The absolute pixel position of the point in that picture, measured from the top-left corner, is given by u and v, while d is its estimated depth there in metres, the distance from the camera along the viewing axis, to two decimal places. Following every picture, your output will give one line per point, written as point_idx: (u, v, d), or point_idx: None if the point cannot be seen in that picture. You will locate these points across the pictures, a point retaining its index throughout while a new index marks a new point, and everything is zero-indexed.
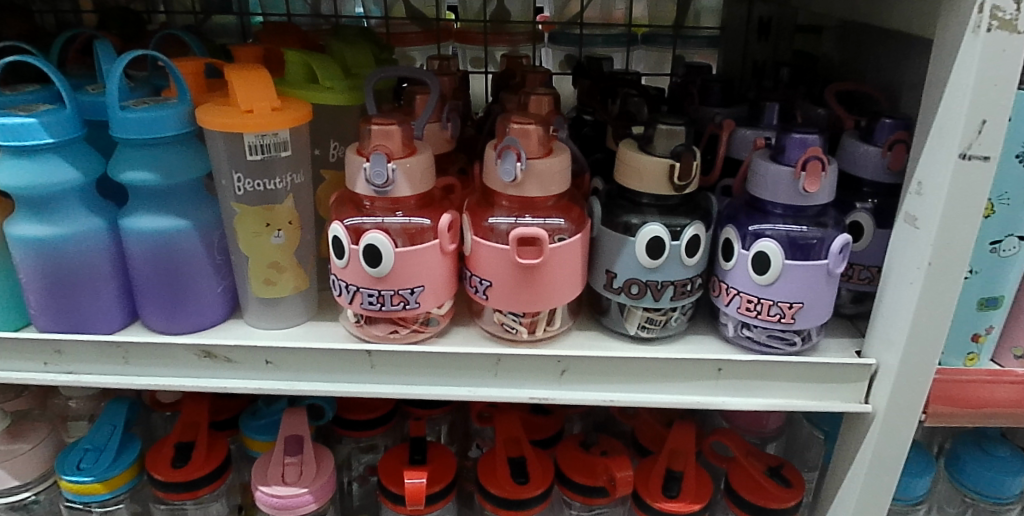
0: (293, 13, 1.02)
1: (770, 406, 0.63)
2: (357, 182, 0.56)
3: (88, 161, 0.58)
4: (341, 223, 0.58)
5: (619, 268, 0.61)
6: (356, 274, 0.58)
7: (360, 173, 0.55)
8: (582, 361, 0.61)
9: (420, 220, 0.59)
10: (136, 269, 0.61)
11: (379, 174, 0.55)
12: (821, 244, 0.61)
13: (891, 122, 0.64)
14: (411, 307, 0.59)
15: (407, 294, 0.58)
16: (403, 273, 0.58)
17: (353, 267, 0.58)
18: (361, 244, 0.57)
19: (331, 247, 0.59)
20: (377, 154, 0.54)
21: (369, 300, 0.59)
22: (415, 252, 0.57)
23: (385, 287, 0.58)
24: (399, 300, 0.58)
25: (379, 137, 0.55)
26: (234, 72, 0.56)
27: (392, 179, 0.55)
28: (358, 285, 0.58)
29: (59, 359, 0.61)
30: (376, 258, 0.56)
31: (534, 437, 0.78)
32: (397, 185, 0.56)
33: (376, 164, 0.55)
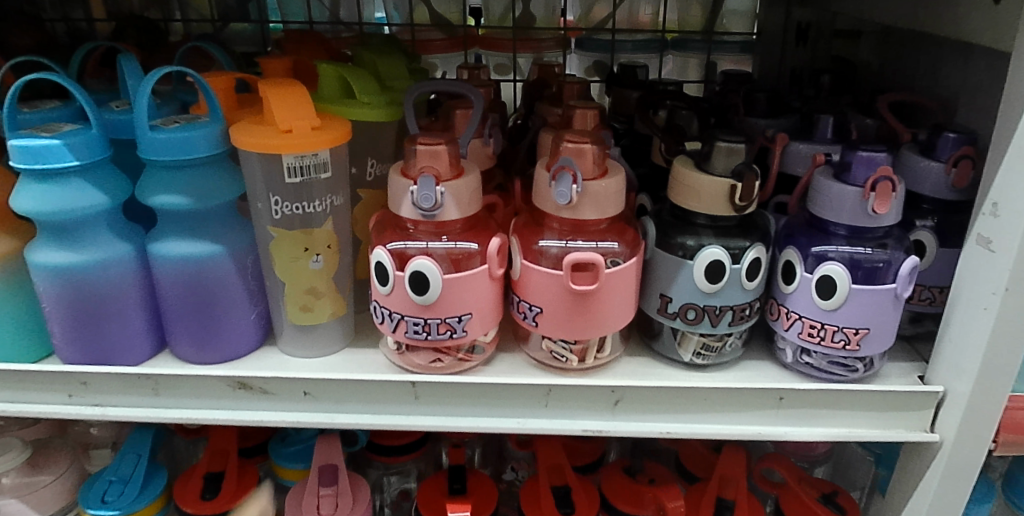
0: (313, 20, 0.99)
1: (832, 436, 0.60)
2: (402, 206, 0.53)
3: (115, 184, 0.55)
4: (385, 247, 0.55)
5: (674, 292, 0.59)
6: (401, 301, 0.55)
7: (406, 196, 0.52)
8: (636, 391, 0.58)
9: (467, 244, 0.56)
10: (166, 297, 0.58)
11: (427, 197, 0.52)
12: (888, 267, 0.58)
13: (955, 137, 0.61)
14: (459, 336, 0.56)
15: (455, 322, 0.55)
16: (450, 301, 0.54)
17: (398, 294, 0.55)
18: (407, 271, 0.53)
19: (375, 273, 0.56)
20: (425, 177, 0.51)
21: (414, 330, 0.55)
22: (464, 279, 0.54)
23: (432, 315, 0.55)
24: (446, 329, 0.55)
25: (427, 158, 0.52)
26: (272, 90, 0.53)
27: (440, 203, 0.52)
28: (403, 313, 0.55)
29: (84, 391, 0.58)
30: (423, 285, 0.53)
31: (575, 463, 0.75)
32: (446, 209, 0.53)
33: (424, 187, 0.51)
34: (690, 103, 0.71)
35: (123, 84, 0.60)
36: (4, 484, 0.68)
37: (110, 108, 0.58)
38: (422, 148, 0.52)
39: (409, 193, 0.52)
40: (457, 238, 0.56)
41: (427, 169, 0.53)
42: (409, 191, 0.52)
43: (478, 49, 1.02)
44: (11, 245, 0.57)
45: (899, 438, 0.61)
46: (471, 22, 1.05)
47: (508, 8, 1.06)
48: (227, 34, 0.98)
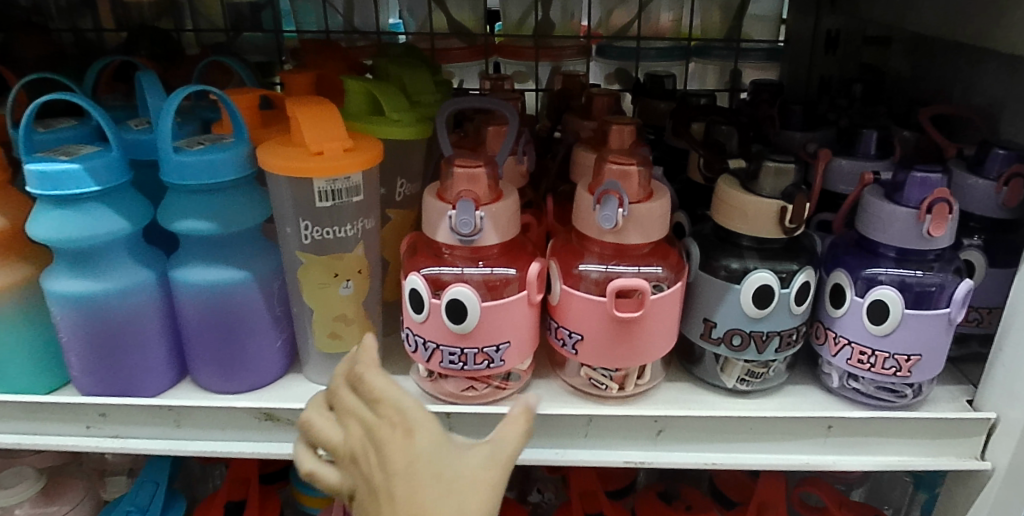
0: (329, 28, 0.96)
1: (883, 466, 0.58)
2: (438, 230, 0.51)
3: (135, 208, 0.53)
4: (418, 273, 0.52)
5: (719, 317, 0.56)
6: (436, 330, 0.52)
7: (444, 221, 0.50)
8: (679, 421, 0.56)
9: (505, 269, 0.53)
10: (188, 325, 0.56)
11: (466, 222, 0.49)
12: (941, 291, 0.55)
13: (1006, 153, 0.58)
14: (496, 366, 0.54)
15: (493, 352, 0.53)
16: (488, 330, 0.52)
17: (433, 321, 0.52)
18: (444, 298, 0.51)
19: (407, 300, 0.53)
20: (464, 201, 0.49)
21: (449, 359, 0.53)
22: (503, 306, 0.52)
23: (468, 345, 0.52)
24: (483, 358, 0.53)
25: (465, 181, 0.50)
26: (302, 109, 0.50)
27: (480, 227, 0.50)
28: (438, 342, 0.53)
29: (102, 423, 0.56)
30: (460, 313, 0.51)
31: (607, 488, 0.73)
32: (485, 234, 0.50)
33: (463, 212, 0.49)
34: (727, 116, 0.68)
35: (141, 102, 0.58)
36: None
37: (129, 127, 0.56)
38: (460, 170, 0.50)
39: (447, 217, 0.50)
40: (495, 263, 0.54)
41: (465, 192, 0.50)
42: (446, 216, 0.50)
43: (497, 58, 1.00)
44: (25, 273, 0.55)
45: (951, 466, 0.58)
46: (488, 29, 1.01)
47: (527, 13, 1.03)
48: (240, 43, 0.95)
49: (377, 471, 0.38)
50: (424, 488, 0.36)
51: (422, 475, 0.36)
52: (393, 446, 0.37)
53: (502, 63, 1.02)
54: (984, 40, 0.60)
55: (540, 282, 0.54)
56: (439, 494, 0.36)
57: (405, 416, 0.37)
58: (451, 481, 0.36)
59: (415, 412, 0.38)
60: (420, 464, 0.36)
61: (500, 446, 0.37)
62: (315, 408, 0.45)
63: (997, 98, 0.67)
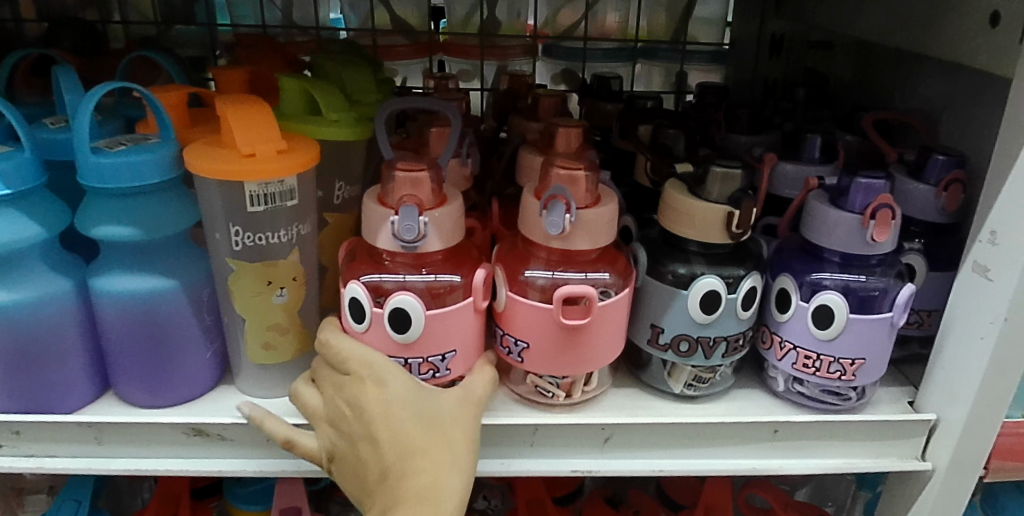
0: (266, 23, 0.93)
1: (827, 468, 0.58)
2: (379, 236, 0.49)
3: (50, 212, 0.49)
4: (359, 281, 0.50)
5: (667, 323, 0.56)
6: (379, 341, 0.50)
7: (386, 227, 0.48)
8: (627, 428, 0.55)
9: (450, 277, 0.51)
10: (110, 337, 0.52)
11: (410, 228, 0.47)
12: (884, 295, 0.56)
13: (946, 159, 0.59)
14: (441, 376, 0.52)
15: (438, 362, 0.51)
16: (432, 340, 0.50)
17: (374, 331, 0.50)
18: (387, 307, 0.49)
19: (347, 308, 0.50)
20: (408, 206, 0.47)
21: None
22: (449, 314, 0.50)
23: (412, 355, 0.50)
24: (428, 368, 0.51)
25: (408, 185, 0.48)
26: (232, 109, 0.47)
27: (423, 233, 0.48)
28: (380, 353, 0.50)
29: (16, 441, 0.51)
30: (404, 322, 0.49)
31: (554, 494, 0.73)
32: (428, 240, 0.48)
33: (407, 217, 0.47)
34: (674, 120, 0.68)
35: (57, 98, 0.54)
36: None
37: (43, 126, 0.52)
38: (402, 174, 0.48)
39: (389, 223, 0.48)
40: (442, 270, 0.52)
41: (407, 197, 0.48)
42: (389, 222, 0.48)
43: (442, 56, 0.98)
44: None
45: (891, 467, 0.59)
46: (432, 27, 0.99)
47: (471, 11, 1.01)
48: (170, 37, 0.91)
49: (356, 421, 0.47)
50: (406, 422, 0.46)
51: (399, 411, 0.46)
52: (369, 395, 0.47)
53: (448, 61, 1.00)
54: (924, 48, 0.61)
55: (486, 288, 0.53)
56: (419, 426, 0.47)
57: (378, 368, 0.47)
58: (428, 412, 0.47)
59: (386, 365, 0.48)
60: (395, 405, 0.46)
61: (468, 391, 0.50)
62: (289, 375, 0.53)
63: (935, 104, 0.68)
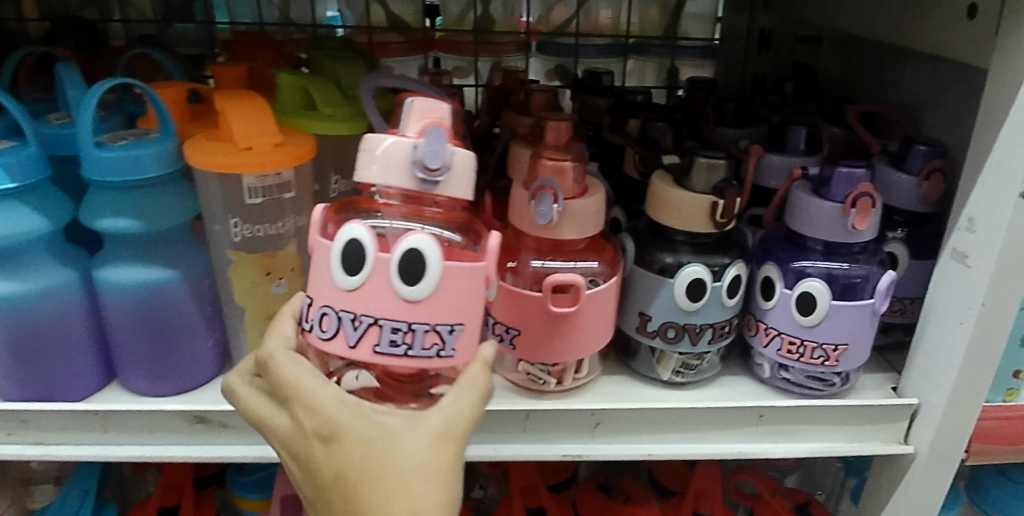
0: (263, 21, 0.95)
1: (812, 452, 0.60)
2: (388, 170, 0.40)
3: (55, 206, 0.50)
4: (362, 223, 0.41)
5: (654, 311, 0.57)
6: (378, 299, 0.40)
7: (407, 152, 0.40)
8: (617, 413, 0.57)
9: (451, 234, 0.44)
10: (113, 327, 0.54)
11: (436, 154, 0.40)
12: (866, 282, 0.57)
13: (927, 150, 0.60)
14: (446, 356, 0.42)
15: (447, 334, 0.41)
16: (446, 300, 0.41)
17: (374, 285, 0.40)
18: (397, 251, 0.40)
19: (340, 256, 0.41)
20: (436, 127, 0.40)
21: (391, 341, 0.40)
22: (465, 271, 0.42)
23: (418, 319, 0.41)
24: (434, 341, 0.41)
25: (426, 111, 0.42)
26: (230, 103, 0.49)
27: (448, 166, 0.41)
28: (377, 316, 0.40)
29: (24, 429, 0.53)
30: (418, 270, 0.40)
31: (549, 481, 0.74)
32: (451, 177, 0.41)
33: (434, 141, 0.40)
34: (662, 114, 0.69)
35: (59, 94, 0.55)
36: None
37: (47, 121, 0.53)
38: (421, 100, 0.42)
39: (409, 151, 0.40)
40: (446, 225, 0.44)
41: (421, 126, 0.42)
42: (408, 149, 0.40)
43: (437, 53, 1.00)
44: None
45: (875, 451, 0.61)
46: (428, 24, 1.01)
47: (467, 9, 1.03)
48: (170, 35, 0.93)
49: (310, 481, 0.40)
50: (362, 488, 0.38)
51: (352, 477, 0.38)
52: (317, 455, 0.39)
53: (443, 58, 1.01)
54: (906, 42, 0.62)
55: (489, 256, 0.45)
56: (380, 490, 0.38)
57: (326, 419, 0.38)
58: (389, 472, 0.38)
59: (339, 410, 0.38)
60: (346, 470, 0.38)
61: (449, 425, 0.40)
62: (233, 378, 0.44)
63: (919, 97, 0.70)
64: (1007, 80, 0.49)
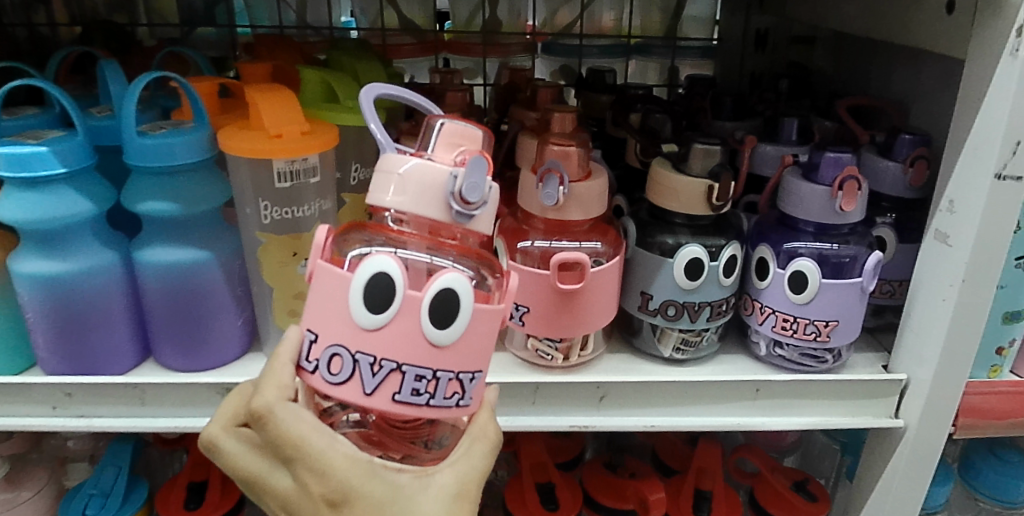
0: (282, 25, 1.00)
1: (806, 425, 0.63)
2: (420, 199, 0.38)
3: (99, 191, 0.54)
4: (392, 254, 0.38)
5: (655, 290, 0.61)
6: (403, 340, 0.37)
7: (447, 183, 0.37)
8: (621, 387, 0.60)
9: (468, 269, 0.41)
10: (151, 305, 0.58)
11: (476, 187, 0.38)
12: (854, 262, 0.62)
13: (911, 138, 0.64)
14: (463, 404, 0.40)
15: (468, 383, 0.40)
16: (471, 346, 0.39)
17: (399, 326, 0.37)
18: (429, 288, 0.37)
19: (363, 290, 0.37)
20: (479, 158, 0.38)
21: (412, 389, 0.38)
22: (491, 314, 0.40)
23: (443, 366, 0.38)
24: (455, 389, 0.39)
25: (459, 141, 0.40)
26: (260, 94, 0.52)
27: (483, 199, 0.39)
28: (402, 361, 0.37)
29: (68, 402, 0.57)
30: (451, 312, 0.38)
31: (557, 459, 0.78)
32: (482, 210, 0.39)
33: (475, 172, 0.38)
34: (662, 108, 0.73)
35: (101, 90, 0.60)
36: None
37: (91, 114, 0.57)
38: (455, 127, 0.40)
39: (448, 181, 0.38)
40: (462, 259, 0.41)
41: (453, 155, 0.39)
42: (446, 178, 0.38)
43: (447, 54, 1.04)
44: None
45: (868, 425, 0.64)
46: (438, 27, 1.06)
47: (475, 12, 1.08)
48: (193, 39, 0.98)
49: None
50: None
51: None
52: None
53: (452, 60, 1.05)
54: (890, 36, 0.66)
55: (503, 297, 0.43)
56: None
57: (337, 484, 0.38)
58: None
59: (350, 472, 0.39)
60: None
61: (464, 480, 0.42)
62: (220, 427, 0.44)
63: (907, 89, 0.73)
64: (982, 67, 0.52)
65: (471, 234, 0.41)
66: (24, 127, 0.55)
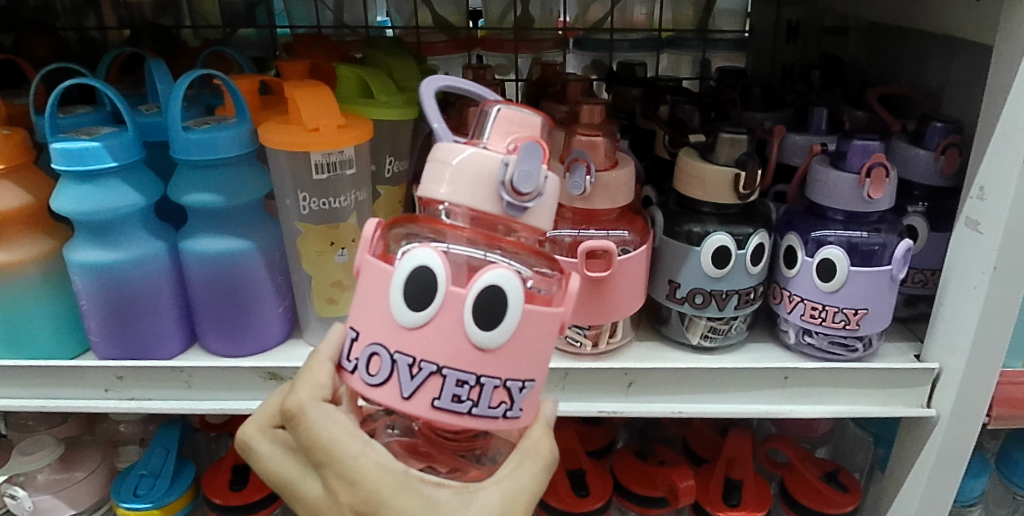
0: (320, 24, 1.04)
1: (835, 413, 0.63)
2: (473, 191, 0.39)
3: (148, 184, 0.57)
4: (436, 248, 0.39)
5: (682, 278, 0.62)
6: (444, 341, 0.38)
7: (499, 171, 0.39)
8: (648, 373, 0.61)
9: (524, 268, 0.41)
10: (197, 292, 0.61)
11: (528, 176, 0.39)
12: (883, 250, 0.61)
13: (943, 126, 0.64)
14: (511, 415, 0.40)
15: (515, 391, 0.40)
16: (518, 351, 0.39)
17: (441, 325, 0.38)
18: (472, 287, 0.38)
19: (407, 285, 0.38)
20: (533, 146, 0.39)
21: (454, 395, 0.38)
22: (543, 317, 0.40)
23: (487, 373, 0.39)
24: (501, 397, 0.39)
25: (516, 129, 0.41)
26: (300, 89, 0.55)
27: (538, 189, 0.40)
28: (443, 364, 0.38)
29: (119, 385, 0.60)
30: (497, 314, 0.38)
31: (588, 448, 0.80)
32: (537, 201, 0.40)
33: (528, 161, 0.39)
34: (691, 99, 0.74)
35: (150, 88, 0.63)
36: (39, 481, 0.72)
37: (141, 111, 0.61)
38: (511, 114, 0.41)
39: (499, 169, 0.39)
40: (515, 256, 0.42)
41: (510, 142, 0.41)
42: (499, 166, 0.39)
43: (479, 51, 1.05)
44: (47, 247, 0.59)
45: (898, 414, 0.63)
46: (470, 24, 1.09)
47: (507, 10, 1.10)
48: (235, 40, 1.02)
49: None
50: None
51: None
52: None
53: (485, 56, 1.07)
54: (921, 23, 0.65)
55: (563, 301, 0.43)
56: None
57: (367, 493, 0.40)
58: None
59: (379, 482, 0.40)
60: None
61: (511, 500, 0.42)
62: (257, 426, 0.46)
63: None
64: (1011, 52, 0.52)
65: (521, 227, 0.42)
66: (79, 124, 0.59)
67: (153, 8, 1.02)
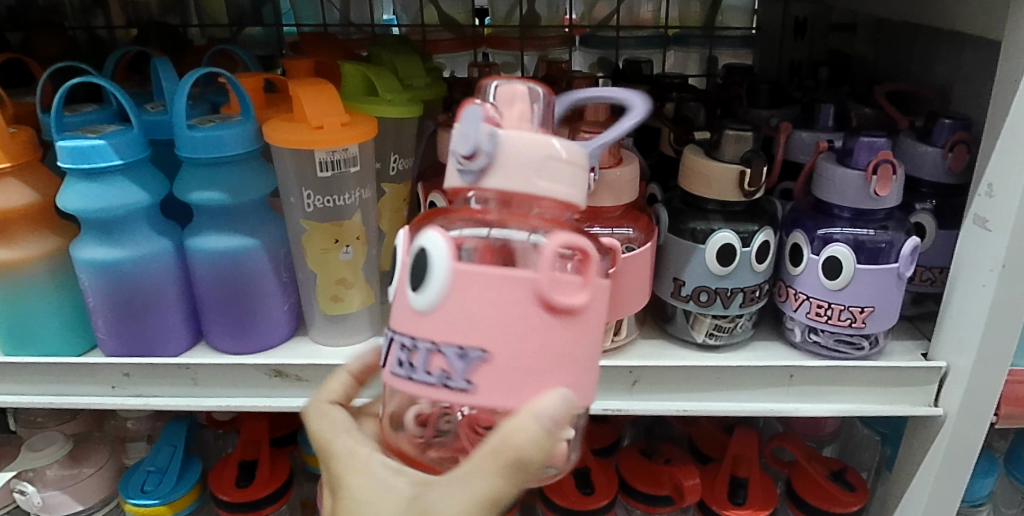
0: (327, 22, 1.04)
1: (842, 412, 0.62)
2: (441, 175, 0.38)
3: (153, 182, 0.58)
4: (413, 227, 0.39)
5: (687, 275, 0.62)
6: (401, 308, 0.37)
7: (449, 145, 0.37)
8: (652, 371, 0.61)
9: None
10: (203, 290, 0.61)
11: (467, 138, 0.35)
12: (890, 248, 0.61)
13: (951, 123, 0.63)
14: (456, 389, 0.35)
15: (454, 359, 0.34)
16: (456, 313, 0.34)
17: (401, 294, 0.38)
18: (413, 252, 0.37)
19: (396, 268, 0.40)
20: (471, 108, 0.36)
21: (400, 360, 0.36)
22: (485, 278, 0.34)
23: (421, 336, 0.35)
24: (437, 364, 0.35)
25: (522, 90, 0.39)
26: (304, 88, 0.55)
27: (487, 151, 0.35)
28: (396, 331, 0.37)
29: (126, 382, 0.60)
30: (425, 274, 0.35)
31: (593, 446, 0.80)
32: (521, 149, 0.35)
33: (467, 124, 0.36)
34: (696, 95, 0.74)
35: (156, 86, 0.63)
36: (48, 476, 0.73)
37: (147, 110, 0.61)
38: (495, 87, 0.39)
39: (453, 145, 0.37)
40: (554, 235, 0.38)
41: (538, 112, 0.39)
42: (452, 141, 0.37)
43: (486, 49, 1.05)
44: (54, 244, 0.60)
45: (905, 413, 0.62)
46: (477, 22, 1.09)
47: (513, 8, 1.10)
48: (242, 38, 1.03)
49: None
50: None
51: None
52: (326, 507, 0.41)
53: (491, 54, 1.07)
54: (929, 19, 0.65)
55: (578, 278, 0.35)
56: None
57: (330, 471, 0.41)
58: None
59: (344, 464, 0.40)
60: None
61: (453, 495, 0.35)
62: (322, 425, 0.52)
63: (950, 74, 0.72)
64: (1019, 48, 0.52)
65: (558, 207, 0.38)
66: (85, 123, 0.59)
67: (160, 6, 1.03)
